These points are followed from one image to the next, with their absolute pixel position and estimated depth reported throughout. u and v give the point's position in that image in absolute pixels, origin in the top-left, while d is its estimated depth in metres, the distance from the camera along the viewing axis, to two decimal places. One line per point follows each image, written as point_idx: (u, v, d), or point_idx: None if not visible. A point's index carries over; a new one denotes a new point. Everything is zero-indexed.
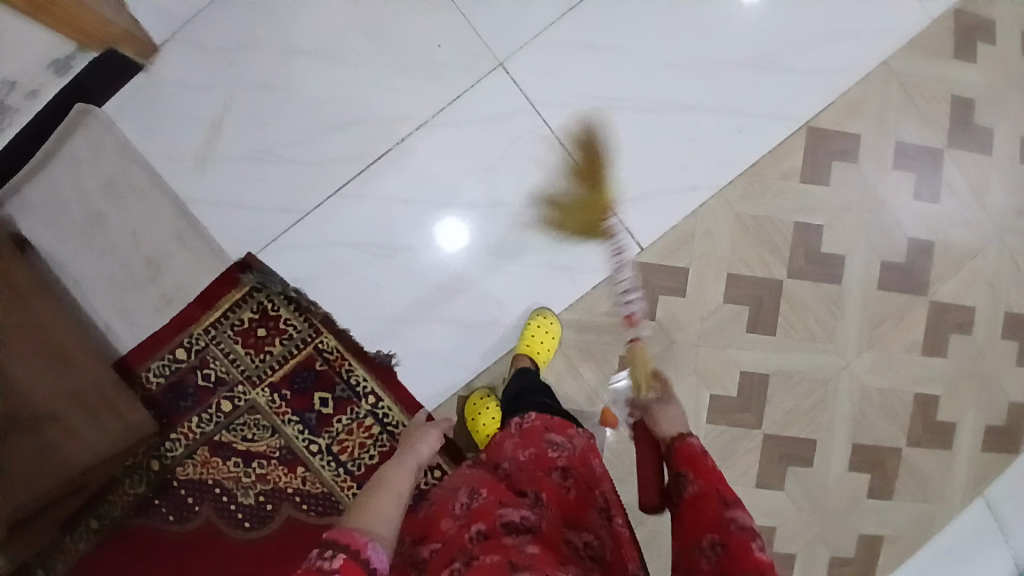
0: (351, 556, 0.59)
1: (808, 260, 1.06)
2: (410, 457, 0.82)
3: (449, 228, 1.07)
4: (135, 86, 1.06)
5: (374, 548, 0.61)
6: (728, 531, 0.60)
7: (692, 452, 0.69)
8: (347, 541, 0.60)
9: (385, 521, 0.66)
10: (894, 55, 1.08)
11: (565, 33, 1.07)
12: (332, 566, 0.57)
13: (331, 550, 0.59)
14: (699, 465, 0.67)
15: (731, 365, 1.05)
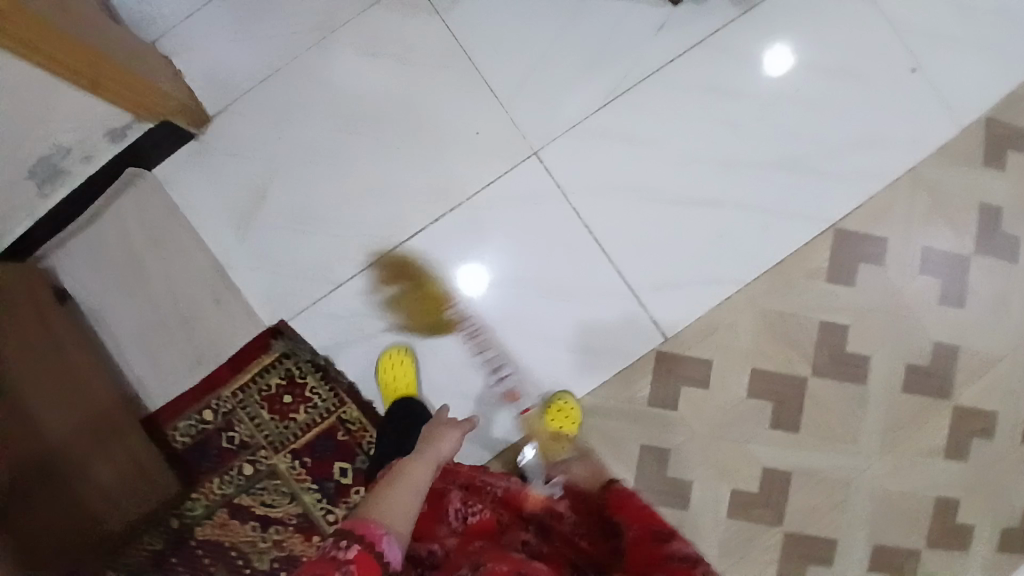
0: (366, 548, 0.57)
1: (833, 359, 1.06)
2: (431, 450, 0.74)
3: (468, 273, 1.10)
4: (186, 153, 1.11)
5: (390, 541, 0.59)
6: (671, 562, 0.65)
7: (625, 497, 0.74)
8: (364, 532, 0.58)
9: (401, 513, 0.63)
10: (922, 164, 1.11)
11: (602, 125, 1.10)
12: (346, 557, 0.56)
13: (346, 541, 0.57)
14: (632, 509, 0.72)
15: (752, 461, 1.05)
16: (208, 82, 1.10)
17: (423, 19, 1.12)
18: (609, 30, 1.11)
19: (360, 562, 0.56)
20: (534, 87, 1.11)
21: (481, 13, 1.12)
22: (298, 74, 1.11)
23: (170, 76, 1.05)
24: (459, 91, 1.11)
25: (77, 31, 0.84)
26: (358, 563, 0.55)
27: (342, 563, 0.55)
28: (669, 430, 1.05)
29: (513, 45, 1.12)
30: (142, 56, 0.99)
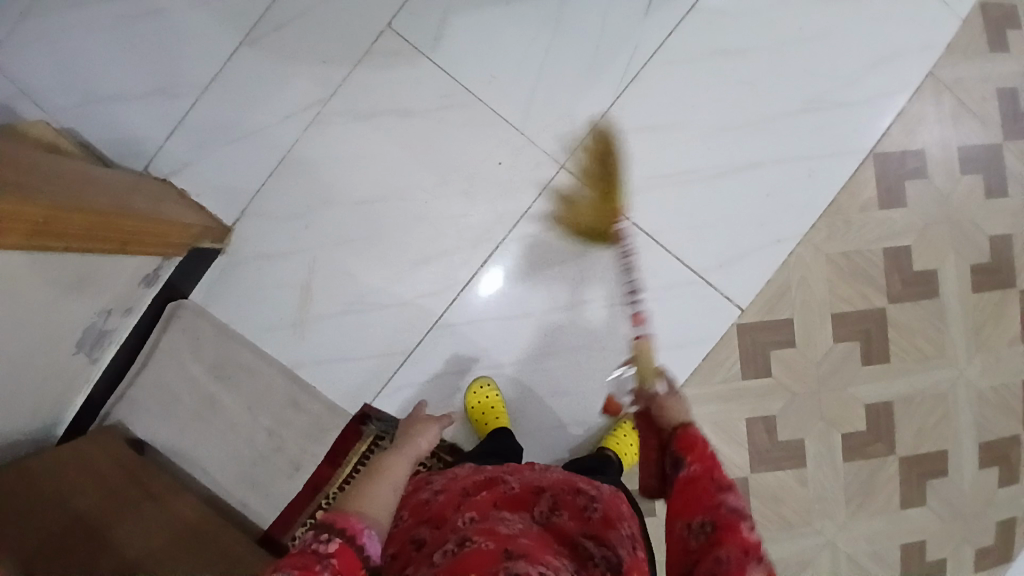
0: (347, 542, 0.59)
1: (905, 283, 1.07)
2: (411, 445, 0.81)
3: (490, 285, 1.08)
4: (219, 269, 1.08)
5: (369, 535, 0.62)
6: (718, 510, 0.63)
7: (693, 437, 0.71)
8: (345, 527, 0.60)
9: (380, 509, 0.67)
10: (940, 66, 1.10)
11: (620, 122, 1.08)
12: (328, 551, 0.57)
13: (326, 535, 0.59)
14: (698, 450, 0.70)
15: (855, 402, 1.07)
16: (218, 193, 1.07)
17: (411, 63, 1.08)
18: (601, 21, 1.07)
19: (341, 556, 0.57)
20: (543, 103, 1.08)
21: (467, 40, 1.08)
22: (303, 157, 1.07)
23: (183, 204, 1.02)
24: (467, 125, 1.08)
25: (95, 197, 0.81)
26: (338, 555, 0.57)
27: (324, 557, 0.56)
28: (771, 397, 1.05)
29: (509, 63, 1.08)
30: (150, 194, 0.96)
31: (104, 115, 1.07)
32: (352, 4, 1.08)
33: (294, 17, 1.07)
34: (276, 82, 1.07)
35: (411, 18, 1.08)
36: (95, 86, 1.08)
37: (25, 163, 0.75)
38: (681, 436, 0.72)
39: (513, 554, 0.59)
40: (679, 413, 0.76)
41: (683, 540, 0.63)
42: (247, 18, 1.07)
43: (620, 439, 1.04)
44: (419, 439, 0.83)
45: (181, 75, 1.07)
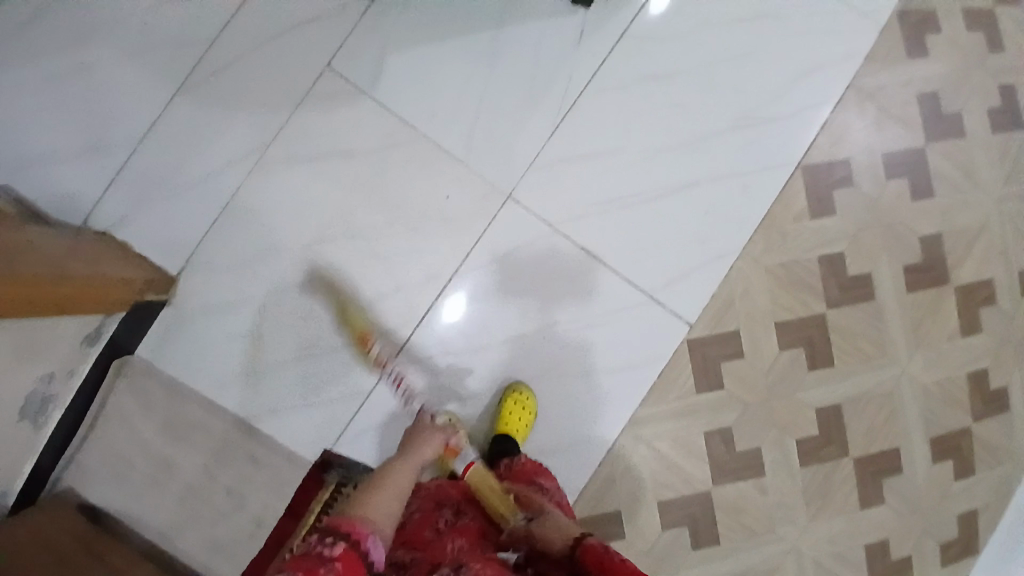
0: (351, 546, 0.66)
1: (844, 287, 1.11)
2: (411, 459, 0.86)
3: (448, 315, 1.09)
4: (166, 323, 1.07)
5: (373, 541, 0.69)
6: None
7: (598, 552, 0.70)
8: (351, 532, 0.68)
9: (384, 517, 0.74)
10: (860, 78, 1.15)
11: (558, 151, 1.10)
12: (332, 553, 0.65)
13: (331, 538, 0.67)
14: (609, 562, 0.68)
15: (806, 407, 1.09)
16: (161, 245, 1.06)
17: (349, 105, 1.09)
18: (534, 53, 1.10)
19: (344, 559, 0.65)
20: (482, 137, 1.10)
21: (404, 79, 1.10)
22: (246, 204, 1.07)
23: (127, 260, 1.01)
24: (408, 162, 1.09)
25: (27, 264, 0.79)
26: (342, 559, 0.65)
27: (328, 560, 0.64)
28: (725, 409, 1.07)
29: (446, 100, 1.10)
30: (91, 252, 0.95)
31: (37, 176, 1.06)
32: (287, 49, 1.09)
33: (228, 65, 1.08)
34: (213, 132, 1.07)
35: (346, 60, 1.09)
36: (25, 145, 1.06)
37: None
38: (585, 550, 0.70)
39: None
40: (561, 532, 0.75)
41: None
42: (180, 69, 1.07)
43: (506, 415, 1.04)
44: (421, 450, 0.88)
45: (115, 130, 1.06)
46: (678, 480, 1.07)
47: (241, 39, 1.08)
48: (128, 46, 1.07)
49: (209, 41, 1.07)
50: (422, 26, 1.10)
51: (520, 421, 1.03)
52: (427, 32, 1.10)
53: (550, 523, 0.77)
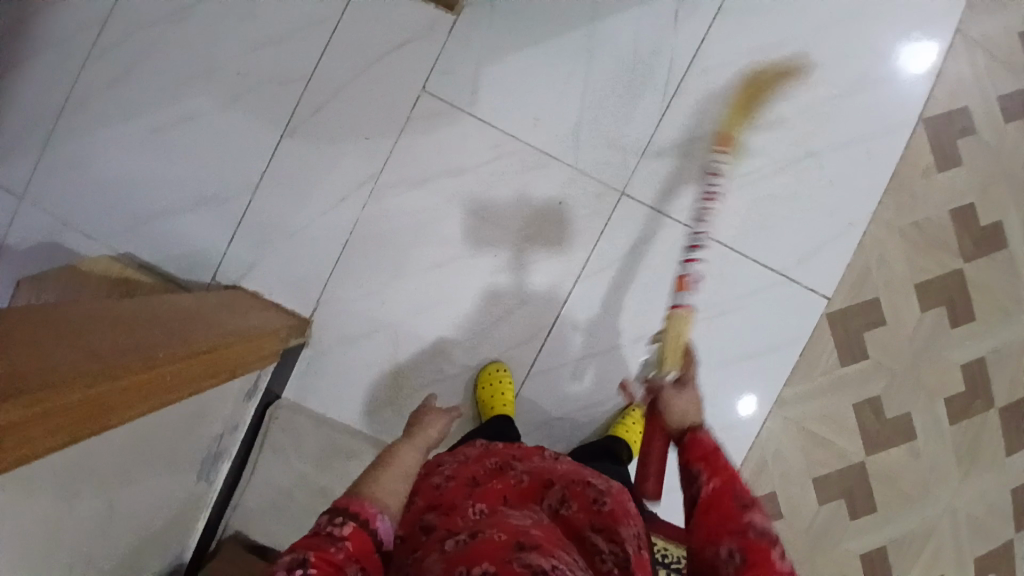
0: (360, 526, 0.58)
1: (975, 241, 1.08)
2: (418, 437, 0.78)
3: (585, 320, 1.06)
4: (306, 362, 1.08)
5: (383, 521, 0.60)
6: (748, 539, 0.57)
7: (707, 448, 0.64)
8: (359, 511, 0.59)
9: (395, 492, 0.65)
10: (966, 23, 1.08)
11: (672, 139, 1.06)
12: (341, 534, 0.57)
13: (340, 518, 0.58)
14: (711, 460, 0.63)
15: (950, 366, 1.08)
16: (291, 287, 1.07)
17: (452, 122, 1.07)
18: (628, 40, 1.06)
19: (354, 540, 0.57)
20: (589, 135, 1.06)
21: (499, 89, 1.07)
22: (366, 237, 1.07)
23: (272, 311, 1.03)
24: (517, 172, 1.07)
25: (179, 327, 0.79)
26: (352, 539, 0.56)
27: (337, 540, 0.56)
28: (872, 379, 1.06)
29: (547, 102, 1.06)
30: (229, 304, 0.96)
31: (156, 233, 1.08)
32: (381, 74, 1.06)
33: (328, 100, 1.07)
34: (323, 167, 1.07)
35: (444, 76, 1.07)
36: (140, 207, 1.09)
37: (129, 316, 0.76)
38: (693, 445, 0.65)
39: (526, 546, 0.55)
40: (688, 406, 0.69)
41: (715, 568, 0.57)
42: (281, 108, 1.07)
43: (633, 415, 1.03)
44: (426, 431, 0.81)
45: (228, 177, 1.07)
46: (829, 455, 1.07)
47: (331, 74, 1.07)
48: (226, 96, 1.07)
49: (307, 76, 1.07)
50: (514, 31, 1.06)
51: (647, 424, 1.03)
52: (518, 39, 1.06)
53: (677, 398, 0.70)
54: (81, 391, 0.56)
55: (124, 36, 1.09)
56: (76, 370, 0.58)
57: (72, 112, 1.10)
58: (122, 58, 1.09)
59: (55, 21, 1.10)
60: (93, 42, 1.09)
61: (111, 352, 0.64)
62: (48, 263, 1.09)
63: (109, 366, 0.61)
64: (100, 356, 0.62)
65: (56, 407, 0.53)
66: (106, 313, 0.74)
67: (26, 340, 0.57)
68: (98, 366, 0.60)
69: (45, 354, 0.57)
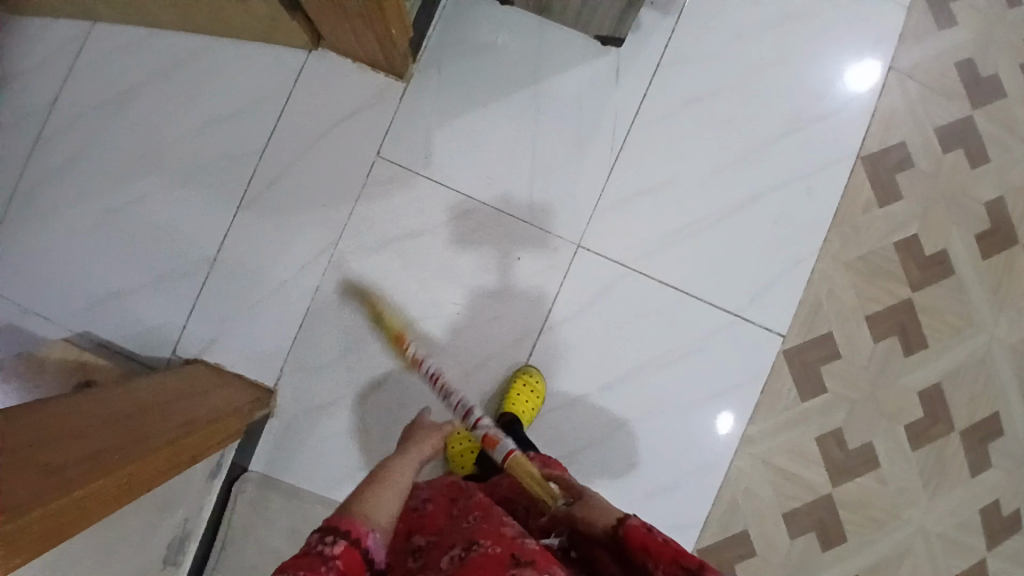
0: (352, 543, 0.62)
1: (922, 268, 1.11)
2: (415, 453, 0.82)
3: (549, 373, 1.06)
4: (274, 432, 1.08)
5: (374, 539, 0.64)
6: None
7: (641, 534, 0.64)
8: (351, 529, 0.63)
9: (384, 511, 0.69)
10: (893, 60, 1.12)
11: (621, 189, 1.08)
12: (333, 552, 0.60)
13: (332, 536, 0.62)
14: (652, 545, 0.63)
15: (907, 392, 1.11)
16: (255, 360, 1.08)
17: (407, 187, 1.09)
18: (571, 97, 1.09)
19: (345, 558, 0.60)
20: (542, 190, 1.08)
21: (452, 150, 1.09)
22: (329, 303, 1.08)
23: (234, 382, 1.03)
24: (471, 232, 1.08)
25: (142, 417, 0.80)
26: (344, 556, 0.60)
27: (329, 559, 0.59)
28: (833, 411, 1.07)
29: (498, 160, 1.09)
30: (200, 387, 0.97)
31: (116, 313, 1.08)
32: (333, 146, 1.09)
33: (281, 172, 1.09)
34: (281, 239, 1.08)
35: (396, 142, 1.09)
36: (97, 288, 1.08)
37: (83, 414, 0.74)
38: (627, 535, 0.64)
39: (521, 559, 0.61)
40: (606, 512, 0.69)
41: None
42: (236, 184, 1.08)
43: (513, 395, 1.02)
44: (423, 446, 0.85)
45: (185, 255, 1.08)
46: (799, 490, 1.07)
47: (284, 147, 1.09)
48: (180, 175, 1.09)
49: (259, 152, 1.08)
50: (461, 96, 1.09)
51: (526, 405, 1.02)
52: (463, 102, 1.09)
53: (595, 507, 0.71)
54: (32, 512, 0.55)
55: (73, 122, 1.10)
56: (27, 491, 0.56)
57: (21, 199, 1.10)
58: (72, 144, 1.10)
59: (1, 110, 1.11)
60: (42, 129, 1.10)
61: (64, 463, 0.63)
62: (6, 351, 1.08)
63: (61, 481, 0.60)
64: (55, 471, 0.61)
65: (10, 534, 0.52)
66: (60, 413, 0.72)
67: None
68: (53, 484, 0.60)
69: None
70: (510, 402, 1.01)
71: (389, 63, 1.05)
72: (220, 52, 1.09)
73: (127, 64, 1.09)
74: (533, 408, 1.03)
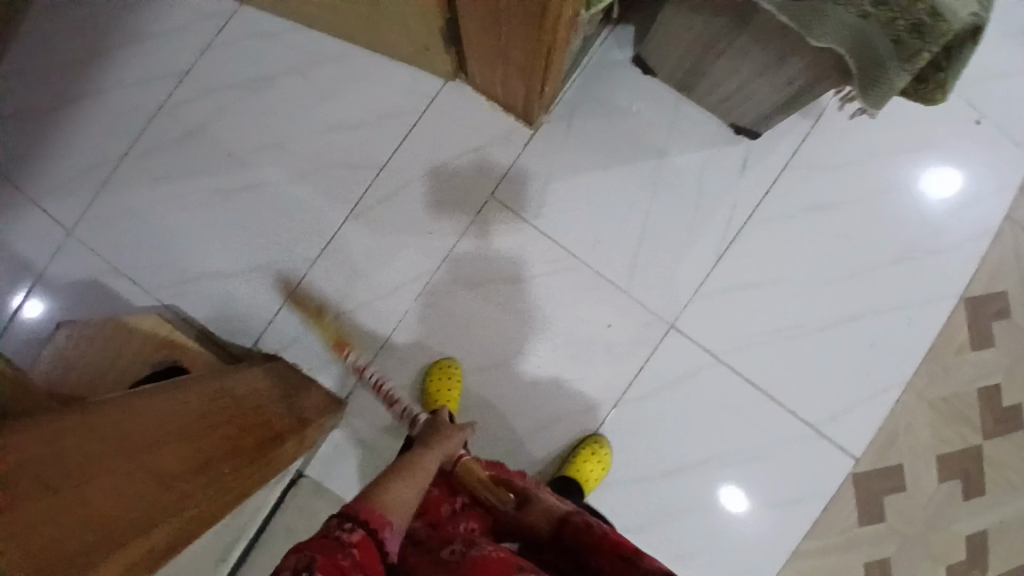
0: (368, 533, 0.62)
1: (997, 419, 1.11)
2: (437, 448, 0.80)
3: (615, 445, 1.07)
4: (336, 444, 1.09)
5: (391, 532, 0.64)
6: None
7: (582, 529, 0.70)
8: (370, 519, 0.63)
9: (403, 504, 0.68)
10: (1015, 207, 1.11)
11: (724, 281, 1.08)
12: (350, 539, 0.60)
13: (350, 523, 0.62)
14: (595, 536, 0.68)
15: (957, 537, 1.09)
16: (328, 368, 1.08)
17: (514, 231, 1.09)
18: (695, 177, 1.09)
19: (362, 547, 0.60)
20: (649, 264, 1.08)
21: (567, 203, 1.09)
22: (414, 328, 1.08)
23: (302, 385, 0.98)
24: (566, 288, 1.08)
25: (240, 415, 0.79)
26: (361, 545, 0.60)
27: (346, 545, 0.59)
28: (882, 541, 1.07)
29: (609, 224, 1.09)
30: (282, 381, 0.96)
31: (204, 293, 1.09)
32: (450, 175, 1.09)
33: (395, 190, 1.09)
34: (381, 256, 1.09)
35: (512, 186, 1.09)
36: (191, 264, 1.10)
37: (157, 404, 0.73)
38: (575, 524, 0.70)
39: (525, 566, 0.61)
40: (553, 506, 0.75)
41: None
42: (350, 194, 1.09)
43: (579, 461, 1.02)
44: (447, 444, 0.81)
45: (282, 251, 1.09)
46: None
47: (403, 165, 1.09)
48: (296, 171, 1.10)
49: (378, 166, 1.09)
50: (587, 153, 1.09)
51: (590, 474, 1.02)
52: (586, 159, 1.09)
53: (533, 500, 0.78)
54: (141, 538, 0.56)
55: (202, 95, 1.11)
56: (75, 524, 0.54)
57: (135, 158, 1.11)
58: (196, 117, 1.11)
59: (134, 67, 1.13)
60: (170, 94, 1.12)
61: (175, 479, 0.64)
62: (87, 305, 1.09)
63: (172, 500, 0.62)
64: (115, 495, 0.59)
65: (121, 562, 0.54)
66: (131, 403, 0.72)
67: (83, 488, 0.58)
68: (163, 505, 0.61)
69: (106, 501, 0.58)
70: (574, 466, 1.02)
71: (525, 112, 1.04)
72: (361, 59, 1.09)
73: (268, 51, 1.10)
74: (596, 478, 1.02)
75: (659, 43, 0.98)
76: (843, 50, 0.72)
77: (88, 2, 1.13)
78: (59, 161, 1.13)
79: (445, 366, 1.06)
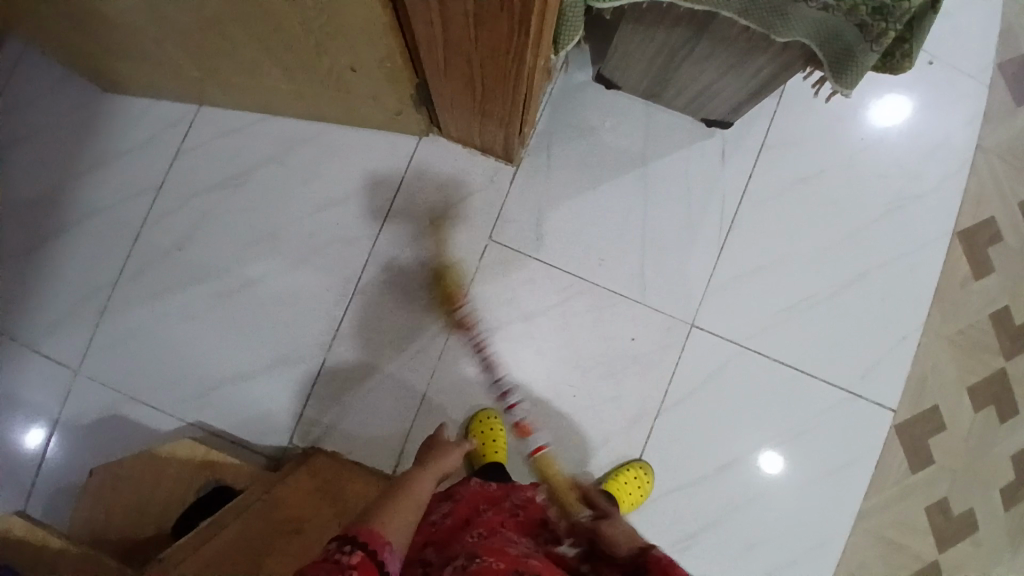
0: (368, 556, 0.55)
1: (1015, 339, 1.14)
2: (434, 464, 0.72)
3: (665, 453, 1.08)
4: None
5: (390, 552, 0.58)
6: None
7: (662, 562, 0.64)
8: (369, 541, 0.56)
9: (402, 534, 0.61)
10: (982, 136, 1.14)
11: (732, 270, 1.10)
12: (350, 562, 0.53)
13: (350, 546, 0.55)
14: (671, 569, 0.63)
15: (1003, 459, 1.12)
16: (367, 447, 1.06)
17: (520, 269, 1.09)
18: (680, 178, 1.11)
19: (362, 569, 0.53)
20: (657, 271, 1.10)
21: (564, 230, 1.10)
22: (443, 387, 1.07)
23: (352, 473, 0.96)
24: (582, 311, 1.09)
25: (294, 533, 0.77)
26: (361, 567, 0.53)
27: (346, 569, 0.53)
28: (936, 482, 1.10)
29: (608, 240, 1.10)
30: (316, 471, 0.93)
31: (227, 401, 1.07)
32: (445, 229, 1.09)
33: (393, 255, 1.09)
34: (396, 323, 1.08)
35: (508, 225, 1.09)
36: (208, 376, 1.08)
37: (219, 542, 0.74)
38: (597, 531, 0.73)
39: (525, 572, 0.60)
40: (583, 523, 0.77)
41: None
42: (351, 269, 1.09)
43: (621, 482, 1.03)
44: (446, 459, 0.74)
45: (296, 341, 1.08)
46: (907, 561, 1.09)
47: (396, 230, 1.09)
48: (292, 259, 1.09)
49: (372, 237, 1.09)
50: (572, 176, 1.10)
51: (630, 496, 1.03)
52: (572, 183, 1.10)
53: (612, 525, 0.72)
54: None
55: (182, 205, 1.10)
56: None
57: (127, 282, 1.10)
58: (182, 229, 1.10)
59: (105, 193, 1.12)
60: (149, 210, 1.11)
61: None
62: (113, 442, 1.07)
63: None
64: None
65: None
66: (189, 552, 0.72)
67: None
68: None
69: None
70: (615, 488, 1.02)
71: (504, 152, 1.05)
72: (333, 138, 1.10)
73: (239, 148, 1.11)
74: (636, 499, 1.03)
75: (616, 63, 1.00)
76: (810, 41, 0.69)
77: (49, 140, 1.13)
78: (48, 302, 1.10)
79: (485, 417, 1.05)
